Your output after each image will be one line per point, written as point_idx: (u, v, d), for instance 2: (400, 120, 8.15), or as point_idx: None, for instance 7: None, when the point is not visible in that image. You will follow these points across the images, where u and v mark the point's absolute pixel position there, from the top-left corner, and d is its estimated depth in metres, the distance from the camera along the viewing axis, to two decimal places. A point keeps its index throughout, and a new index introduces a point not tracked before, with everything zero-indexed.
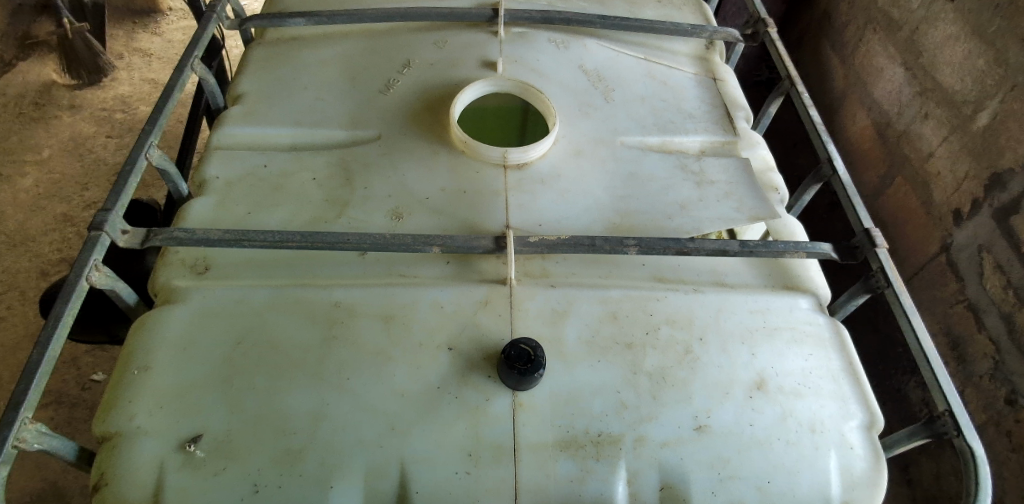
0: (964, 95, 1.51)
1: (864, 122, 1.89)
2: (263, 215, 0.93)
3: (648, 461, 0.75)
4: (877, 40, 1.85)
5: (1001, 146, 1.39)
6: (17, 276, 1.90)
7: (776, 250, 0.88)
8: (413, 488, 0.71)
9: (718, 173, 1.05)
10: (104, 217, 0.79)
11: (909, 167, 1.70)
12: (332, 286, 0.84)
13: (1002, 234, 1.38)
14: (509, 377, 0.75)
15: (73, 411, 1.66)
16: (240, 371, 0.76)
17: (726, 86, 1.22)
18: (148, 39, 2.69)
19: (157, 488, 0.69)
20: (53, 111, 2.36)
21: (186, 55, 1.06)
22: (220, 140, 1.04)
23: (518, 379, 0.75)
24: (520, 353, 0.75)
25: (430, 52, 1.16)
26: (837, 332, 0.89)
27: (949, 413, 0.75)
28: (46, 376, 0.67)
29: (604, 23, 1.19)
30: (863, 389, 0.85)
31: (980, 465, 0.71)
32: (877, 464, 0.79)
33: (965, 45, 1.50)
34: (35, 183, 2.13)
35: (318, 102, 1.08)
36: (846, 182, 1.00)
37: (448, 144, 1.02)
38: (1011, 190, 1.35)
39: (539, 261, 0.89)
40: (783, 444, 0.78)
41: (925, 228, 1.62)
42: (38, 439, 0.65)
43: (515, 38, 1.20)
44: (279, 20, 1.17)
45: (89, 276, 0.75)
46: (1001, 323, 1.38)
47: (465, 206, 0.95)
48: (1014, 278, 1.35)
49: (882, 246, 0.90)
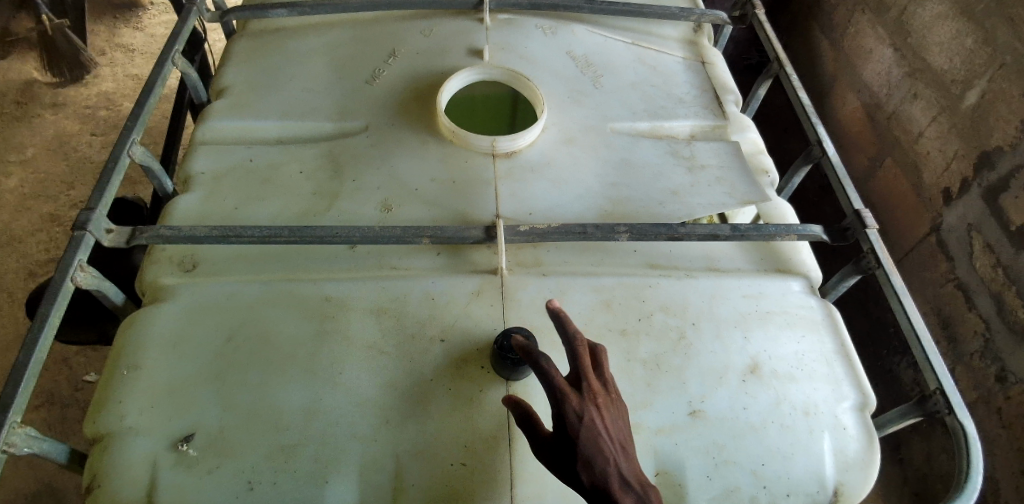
0: (953, 76, 1.51)
1: (854, 103, 1.89)
2: (251, 210, 0.92)
3: (643, 448, 0.75)
4: (866, 21, 1.85)
5: (990, 125, 1.40)
6: (5, 278, 1.88)
7: (768, 234, 0.88)
8: (408, 481, 0.70)
9: (709, 158, 1.05)
10: (88, 217, 0.78)
11: (898, 148, 1.70)
12: (322, 281, 0.84)
13: (991, 213, 1.39)
14: (502, 368, 0.75)
15: (65, 411, 1.65)
16: (231, 369, 0.76)
17: (715, 70, 1.21)
18: (131, 33, 2.64)
19: (150, 488, 0.69)
20: (36, 109, 2.32)
21: (168, 49, 1.04)
22: (205, 134, 1.02)
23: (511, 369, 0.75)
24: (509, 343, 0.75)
25: (416, 40, 1.15)
26: (830, 314, 0.89)
27: (941, 393, 0.76)
28: (34, 379, 0.66)
29: (592, 8, 1.18)
30: (857, 370, 0.85)
31: (973, 444, 0.71)
32: (871, 445, 0.80)
33: (954, 25, 1.50)
34: (19, 182, 2.10)
35: (303, 93, 1.07)
36: (837, 164, 1.00)
37: (437, 134, 1.01)
38: (1000, 169, 1.36)
39: (530, 250, 0.89)
40: (777, 427, 0.78)
41: (915, 208, 1.63)
42: (28, 443, 0.64)
43: (502, 26, 1.19)
44: (262, 12, 1.15)
45: (75, 276, 0.74)
46: (991, 302, 1.40)
47: (455, 195, 0.94)
48: (1003, 257, 1.36)
49: (874, 228, 0.90)
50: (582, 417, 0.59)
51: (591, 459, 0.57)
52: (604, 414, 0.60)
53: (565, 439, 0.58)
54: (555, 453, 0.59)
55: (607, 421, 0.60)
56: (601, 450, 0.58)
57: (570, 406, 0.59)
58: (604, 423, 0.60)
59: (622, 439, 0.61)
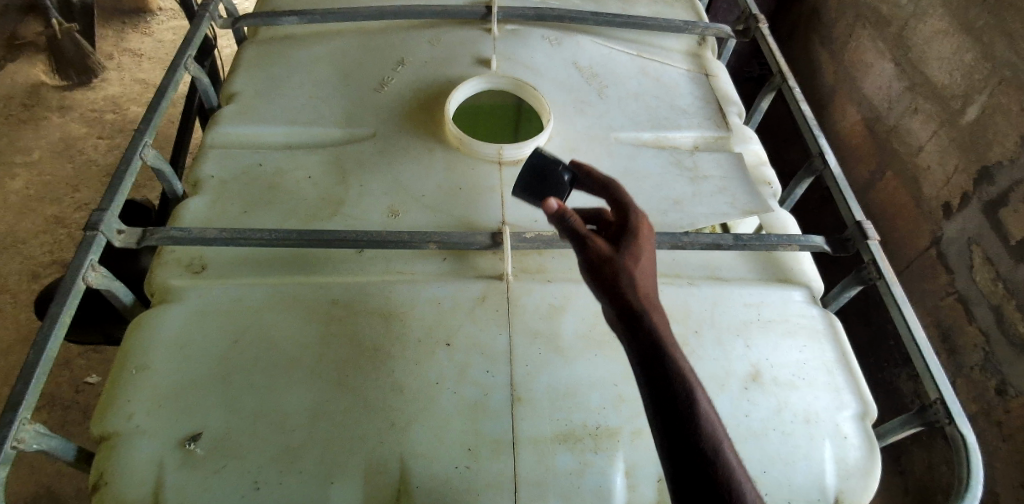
0: (953, 91, 1.53)
1: (855, 117, 1.91)
2: (258, 214, 0.93)
3: (645, 454, 0.76)
4: (866, 36, 1.87)
5: (990, 139, 1.41)
6: (9, 279, 1.89)
7: (770, 244, 0.89)
8: (413, 483, 0.71)
9: (712, 168, 1.06)
10: (100, 217, 0.79)
11: (898, 161, 1.72)
12: (329, 284, 0.85)
13: (991, 227, 1.40)
14: (532, 199, 0.77)
15: (66, 413, 1.65)
16: (238, 369, 0.77)
17: (718, 82, 1.22)
18: (138, 38, 2.67)
19: (157, 487, 0.69)
20: (43, 112, 2.33)
21: (180, 55, 1.05)
22: (215, 139, 1.04)
23: (540, 198, 0.76)
24: (547, 169, 0.76)
25: (424, 50, 1.16)
26: (830, 323, 0.90)
27: (941, 402, 0.76)
28: (44, 377, 0.67)
29: (597, 20, 1.20)
30: (857, 379, 0.86)
31: (972, 453, 0.72)
32: (872, 453, 0.80)
33: (954, 40, 1.52)
34: (25, 185, 2.12)
35: (312, 100, 1.08)
36: (839, 176, 1.01)
37: (443, 141, 1.02)
38: (1000, 183, 1.37)
39: (535, 257, 0.90)
40: (779, 434, 0.79)
41: (915, 221, 1.64)
42: (36, 440, 0.64)
43: (508, 36, 1.20)
44: (272, 19, 1.16)
45: (86, 276, 0.75)
46: (991, 314, 1.40)
47: (461, 202, 0.96)
48: (1003, 270, 1.37)
49: (874, 239, 0.91)
50: (644, 254, 0.57)
51: (647, 290, 0.54)
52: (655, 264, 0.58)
53: (630, 264, 0.55)
54: (616, 269, 0.53)
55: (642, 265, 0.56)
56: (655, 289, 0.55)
57: (639, 241, 0.57)
58: (641, 263, 0.56)
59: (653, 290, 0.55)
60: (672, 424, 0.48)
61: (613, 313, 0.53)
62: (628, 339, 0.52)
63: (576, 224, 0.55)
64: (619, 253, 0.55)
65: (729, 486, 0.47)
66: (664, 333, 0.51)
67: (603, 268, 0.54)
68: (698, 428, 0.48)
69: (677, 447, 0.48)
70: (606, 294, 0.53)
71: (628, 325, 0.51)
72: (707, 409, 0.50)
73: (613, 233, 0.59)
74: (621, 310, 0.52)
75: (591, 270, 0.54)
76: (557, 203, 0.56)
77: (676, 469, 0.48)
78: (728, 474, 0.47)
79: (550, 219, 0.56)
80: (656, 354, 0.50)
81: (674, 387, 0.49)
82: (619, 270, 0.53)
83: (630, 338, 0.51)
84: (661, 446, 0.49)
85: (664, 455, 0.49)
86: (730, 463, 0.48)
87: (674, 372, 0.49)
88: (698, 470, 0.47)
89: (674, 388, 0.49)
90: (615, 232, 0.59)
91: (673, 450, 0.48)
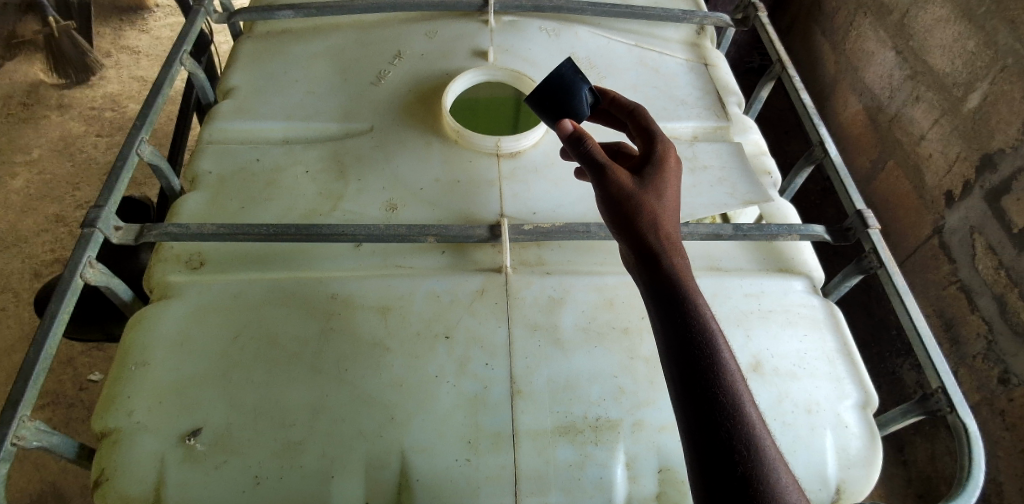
0: (955, 79, 1.51)
1: (857, 106, 1.90)
2: (256, 210, 0.93)
3: (646, 445, 0.76)
4: (867, 25, 1.85)
5: (992, 128, 1.40)
6: (11, 279, 1.89)
7: (770, 234, 0.88)
8: (414, 477, 0.71)
9: (711, 158, 1.05)
10: (97, 214, 0.78)
11: (900, 150, 1.71)
12: (328, 279, 0.85)
13: (993, 215, 1.39)
14: (540, 107, 0.79)
15: (70, 411, 1.66)
16: (238, 365, 0.77)
17: (718, 72, 1.21)
18: (136, 35, 2.66)
19: (158, 483, 0.69)
20: (42, 110, 2.33)
21: (175, 50, 1.04)
22: (212, 135, 1.03)
23: (553, 109, 0.79)
24: (568, 81, 0.79)
25: (420, 43, 1.16)
26: (831, 313, 0.90)
27: (942, 390, 0.76)
28: (44, 374, 0.67)
29: (595, 10, 1.18)
30: (858, 368, 0.86)
31: (974, 441, 0.71)
32: (872, 442, 0.80)
33: (955, 27, 1.51)
34: (25, 183, 2.12)
35: (309, 96, 1.08)
36: (839, 165, 1.00)
37: (441, 135, 1.02)
38: (1002, 171, 1.36)
39: (534, 249, 0.90)
40: (780, 424, 0.78)
41: (917, 210, 1.64)
42: (37, 436, 0.64)
43: (506, 28, 1.20)
44: (267, 14, 1.15)
45: (84, 273, 0.75)
46: (995, 304, 1.40)
47: (460, 196, 0.95)
48: (1006, 259, 1.36)
49: (875, 228, 0.90)
50: (664, 185, 0.65)
51: (665, 223, 0.62)
52: (677, 195, 0.66)
53: (651, 201, 0.63)
54: (637, 203, 0.62)
55: (663, 202, 0.63)
56: (670, 216, 0.63)
57: (660, 174, 0.65)
58: (661, 199, 0.63)
59: (674, 228, 0.62)
60: (673, 331, 0.56)
61: (631, 245, 0.62)
62: (644, 269, 0.60)
63: (602, 158, 0.64)
64: (640, 186, 0.64)
65: (723, 387, 0.54)
66: (673, 265, 0.59)
67: (623, 200, 0.62)
68: (703, 351, 0.55)
69: (675, 350, 0.55)
70: (626, 227, 0.61)
71: (644, 256, 0.60)
72: (718, 337, 0.56)
73: (637, 164, 0.67)
74: (630, 230, 0.61)
75: (608, 195, 0.63)
76: (573, 126, 0.65)
77: (675, 370, 0.55)
78: (723, 376, 0.54)
79: (568, 145, 0.65)
80: (663, 282, 0.59)
81: (684, 312, 0.57)
82: (640, 205, 0.62)
83: (646, 268, 0.60)
84: (664, 350, 0.57)
85: (665, 356, 0.57)
86: (736, 384, 0.54)
87: (682, 301, 0.57)
88: (696, 372, 0.54)
89: (676, 301, 0.57)
90: (640, 163, 0.67)
91: (674, 351, 0.56)
